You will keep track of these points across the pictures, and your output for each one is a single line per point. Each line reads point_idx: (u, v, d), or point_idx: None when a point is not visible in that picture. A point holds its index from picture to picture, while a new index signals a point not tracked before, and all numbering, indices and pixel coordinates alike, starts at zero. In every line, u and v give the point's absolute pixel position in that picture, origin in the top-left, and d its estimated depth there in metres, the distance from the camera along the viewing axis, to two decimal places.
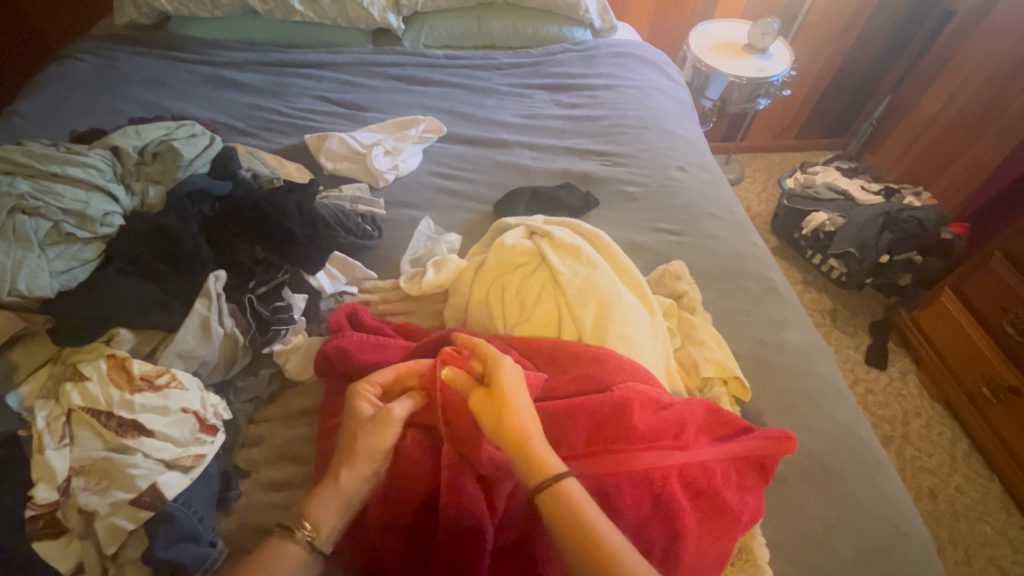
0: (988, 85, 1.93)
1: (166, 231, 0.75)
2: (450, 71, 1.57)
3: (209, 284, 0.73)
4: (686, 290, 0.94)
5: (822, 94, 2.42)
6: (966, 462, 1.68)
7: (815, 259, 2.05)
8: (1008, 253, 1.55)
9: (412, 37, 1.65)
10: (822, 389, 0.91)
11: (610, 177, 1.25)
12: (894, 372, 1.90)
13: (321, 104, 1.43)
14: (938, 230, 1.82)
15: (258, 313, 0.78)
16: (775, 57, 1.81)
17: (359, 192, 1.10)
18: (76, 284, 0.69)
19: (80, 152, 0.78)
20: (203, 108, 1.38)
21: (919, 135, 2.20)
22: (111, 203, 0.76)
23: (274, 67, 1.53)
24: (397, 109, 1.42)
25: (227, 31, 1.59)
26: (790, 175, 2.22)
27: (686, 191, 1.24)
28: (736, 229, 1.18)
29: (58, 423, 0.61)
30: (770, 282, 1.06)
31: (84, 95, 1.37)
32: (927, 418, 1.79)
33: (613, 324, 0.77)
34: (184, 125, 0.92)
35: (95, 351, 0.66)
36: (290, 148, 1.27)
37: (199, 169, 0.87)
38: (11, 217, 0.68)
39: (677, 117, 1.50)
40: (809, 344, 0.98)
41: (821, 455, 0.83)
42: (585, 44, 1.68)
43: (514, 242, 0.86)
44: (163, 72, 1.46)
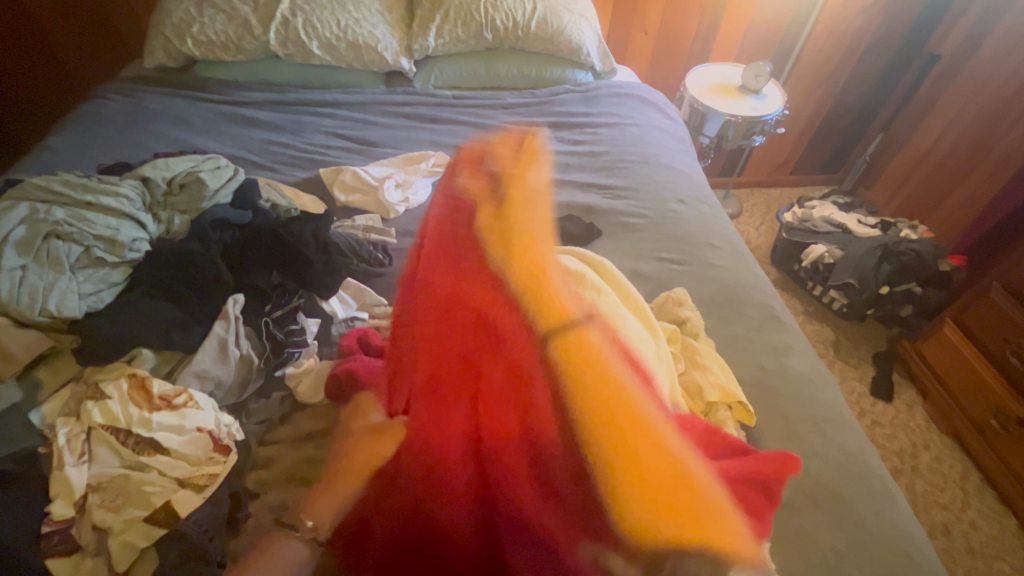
0: (974, 124, 2.01)
1: (190, 257, 0.79)
2: (459, 110, 1.65)
3: (228, 307, 0.76)
4: (689, 316, 0.96)
5: (816, 133, 2.51)
6: (979, 497, 1.65)
7: (816, 290, 2.07)
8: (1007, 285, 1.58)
9: (423, 78, 1.74)
10: (826, 415, 0.92)
11: (612, 209, 1.30)
12: (902, 405, 1.88)
13: (336, 140, 1.50)
14: (936, 262, 1.85)
15: (273, 336, 0.80)
16: (768, 98, 1.90)
17: (371, 223, 1.14)
18: (103, 306, 0.72)
19: (113, 183, 0.83)
20: (223, 144, 1.45)
21: (912, 172, 2.27)
22: (138, 230, 0.80)
23: (291, 106, 1.61)
24: (407, 146, 1.49)
25: (248, 72, 1.68)
26: (788, 209, 2.27)
27: (686, 223, 1.28)
28: (736, 259, 1.22)
29: (77, 440, 0.63)
30: (771, 310, 1.09)
31: (111, 131, 1.45)
32: (937, 450, 1.76)
33: None
34: (210, 158, 0.96)
35: (116, 370, 0.68)
36: (305, 181, 1.32)
37: (222, 199, 0.91)
38: (46, 242, 0.72)
39: (675, 153, 1.56)
40: (812, 371, 0.99)
41: (829, 481, 0.83)
42: (587, 85, 1.77)
43: None
44: (187, 110, 1.55)
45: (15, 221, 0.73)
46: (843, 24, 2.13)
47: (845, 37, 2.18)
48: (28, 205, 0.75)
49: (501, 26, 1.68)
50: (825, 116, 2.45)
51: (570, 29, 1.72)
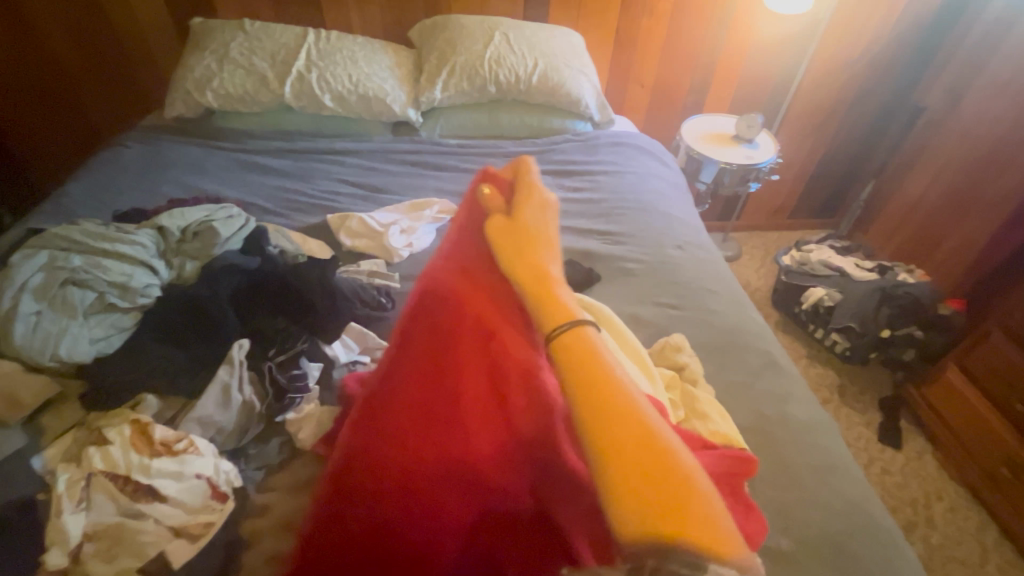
0: (962, 171, 2.06)
1: (198, 302, 0.81)
2: (463, 158, 1.72)
3: (232, 351, 0.77)
4: (688, 362, 0.97)
5: (810, 178, 2.57)
6: (996, 551, 1.59)
7: (817, 333, 2.07)
8: (1007, 330, 1.59)
9: (429, 128, 1.82)
10: (829, 465, 0.91)
11: (611, 254, 1.33)
12: (911, 452, 1.84)
13: (343, 186, 1.56)
14: (934, 306, 1.86)
15: (275, 380, 0.79)
16: (761, 146, 1.97)
17: (375, 268, 1.17)
18: (113, 350, 0.75)
19: (129, 232, 0.86)
20: (236, 190, 1.51)
21: (906, 216, 2.32)
22: (151, 276, 0.83)
23: (302, 154, 1.68)
24: (412, 192, 1.54)
25: (263, 122, 1.77)
26: (786, 252, 2.30)
27: (684, 268, 1.30)
28: (733, 304, 1.23)
29: (76, 487, 0.63)
30: (770, 356, 1.09)
31: (129, 178, 1.51)
32: (950, 501, 1.71)
33: None
34: (223, 208, 1.00)
35: (120, 416, 0.69)
36: (312, 226, 1.36)
37: (232, 246, 0.94)
38: (63, 288, 0.75)
39: (672, 199, 1.61)
40: (814, 419, 0.99)
41: (834, 534, 0.81)
42: (586, 135, 1.85)
43: None
44: (203, 158, 1.61)
45: (32, 268, 0.76)
46: (830, 78, 2.24)
47: (832, 91, 2.28)
48: (46, 253, 0.78)
49: (504, 81, 1.77)
50: (818, 163, 2.52)
51: (569, 83, 1.81)
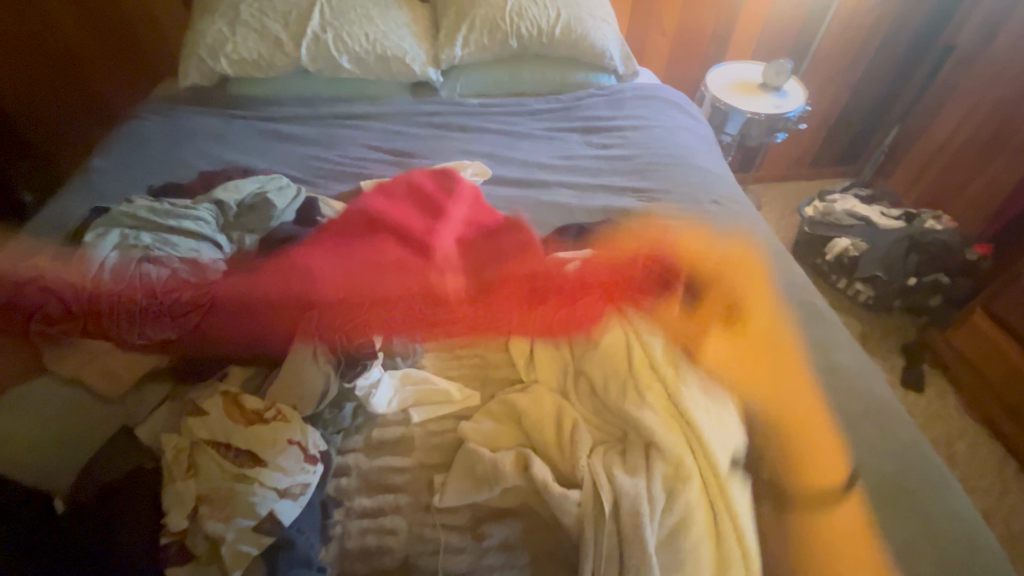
0: (996, 109, 2.03)
1: (262, 273, 0.81)
2: (488, 119, 1.69)
3: None
4: (739, 315, 0.97)
5: (833, 125, 2.53)
6: (1017, 484, 1.67)
7: (839, 282, 2.09)
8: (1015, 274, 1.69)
9: (449, 87, 1.77)
10: (882, 409, 0.94)
11: (648, 211, 1.33)
12: (933, 394, 1.89)
13: (370, 152, 1.54)
14: (963, 251, 1.87)
15: (346, 348, 0.81)
16: (790, 94, 1.91)
17: None
18: (191, 324, 0.75)
19: (190, 206, 0.85)
20: (263, 160, 1.49)
21: (930, 162, 2.30)
22: (215, 251, 0.83)
23: (323, 120, 1.65)
24: (442, 156, 1.53)
25: (280, 88, 1.71)
26: (809, 203, 2.25)
27: (723, 223, 1.30)
28: (775, 257, 1.24)
29: (182, 456, 0.65)
30: (815, 307, 1.11)
31: (155, 152, 1.47)
32: (972, 438, 1.78)
33: (681, 349, 0.81)
34: (273, 178, 0.97)
35: (211, 387, 0.71)
36: (346, 194, 1.36)
37: (287, 217, 0.93)
38: (138, 266, 0.74)
39: (704, 152, 1.59)
40: (863, 366, 1.01)
41: (892, 474, 0.85)
42: (610, 89, 1.81)
43: (576, 274, 0.95)
44: (224, 128, 1.58)
45: (107, 247, 0.75)
46: (859, 17, 2.16)
47: (860, 29, 2.20)
48: (118, 231, 0.77)
49: (525, 34, 1.70)
50: (840, 110, 2.47)
51: (593, 35, 1.75)
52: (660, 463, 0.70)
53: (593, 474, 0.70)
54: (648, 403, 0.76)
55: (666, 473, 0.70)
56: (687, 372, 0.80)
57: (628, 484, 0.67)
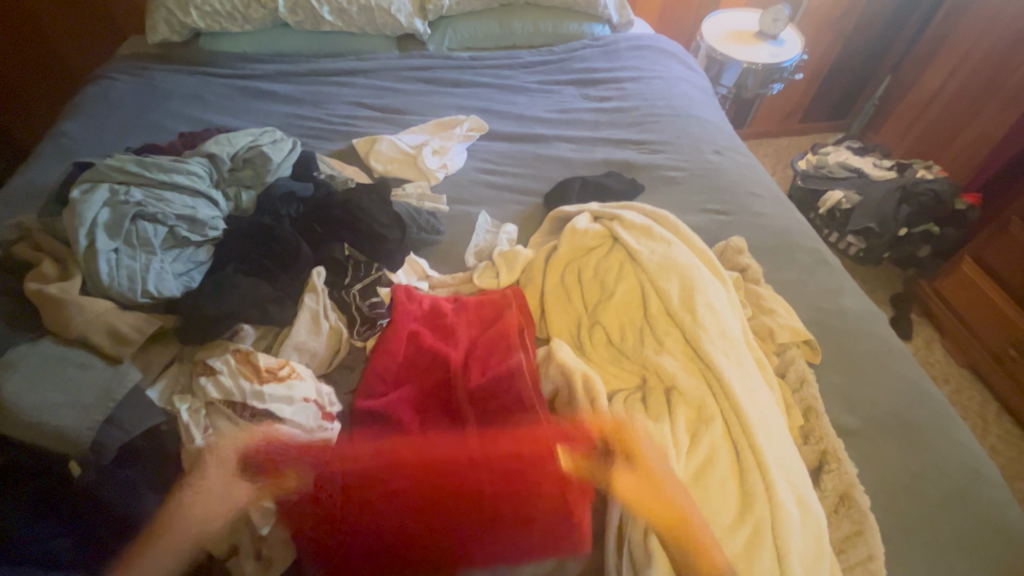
0: (989, 56, 2.02)
1: (266, 229, 0.77)
2: (480, 73, 1.62)
3: (314, 279, 0.76)
4: (750, 263, 0.97)
5: (825, 77, 2.50)
6: (996, 423, 1.75)
7: (832, 236, 2.11)
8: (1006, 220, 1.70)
9: (437, 40, 1.69)
10: (887, 349, 0.95)
11: (651, 164, 1.31)
12: (919, 342, 1.95)
13: (360, 110, 1.48)
14: (953, 200, 1.89)
15: (359, 308, 0.81)
16: (787, 43, 1.87)
17: (421, 191, 1.17)
18: (196, 284, 0.71)
19: (181, 160, 0.79)
20: (246, 120, 1.42)
21: (921, 112, 2.30)
22: (213, 208, 0.78)
23: (307, 77, 1.57)
24: (435, 112, 1.47)
25: (258, 44, 1.62)
26: (802, 157, 2.24)
27: (726, 173, 1.29)
28: (778, 205, 1.23)
29: (200, 416, 0.64)
30: (820, 254, 1.11)
31: (128, 115, 1.38)
32: (955, 383, 1.85)
33: (698, 294, 0.80)
34: (266, 131, 0.92)
35: (221, 346, 0.68)
36: (338, 153, 1.31)
37: (284, 172, 0.88)
38: (133, 224, 0.69)
39: (703, 103, 1.56)
40: (867, 309, 1.02)
41: (898, 409, 0.86)
42: (605, 39, 1.75)
43: (585, 226, 0.93)
44: (201, 87, 1.49)
45: (97, 203, 0.69)
46: None
47: None
48: (106, 187, 0.71)
49: None
50: (833, 62, 2.44)
51: None
52: (682, 407, 0.71)
53: (618, 423, 0.71)
54: (668, 349, 0.77)
55: (688, 417, 0.71)
56: (705, 316, 0.78)
57: (652, 428, 0.69)
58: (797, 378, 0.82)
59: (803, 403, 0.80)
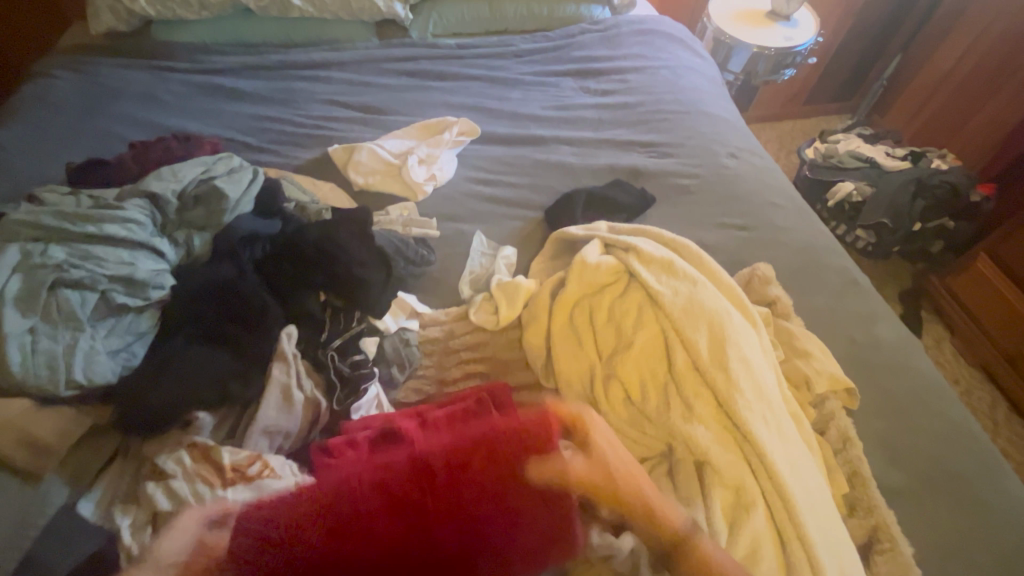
0: (1007, 35, 1.90)
1: (222, 286, 0.65)
2: (469, 63, 1.47)
3: (283, 344, 0.64)
4: (779, 295, 0.87)
5: (833, 58, 2.36)
6: (1008, 426, 1.70)
7: (839, 229, 2.00)
8: None
9: (420, 26, 1.53)
10: (930, 387, 0.86)
11: (660, 170, 1.18)
12: (929, 340, 1.88)
13: (335, 109, 1.32)
14: (968, 192, 1.79)
15: (338, 369, 0.69)
16: (801, 24, 1.73)
17: (407, 212, 1.04)
18: (138, 361, 0.60)
19: (116, 204, 0.67)
20: (206, 123, 1.26)
21: (932, 95, 2.18)
22: (157, 261, 0.66)
23: (275, 71, 1.40)
24: (419, 111, 1.32)
25: (218, 33, 1.44)
26: (810, 144, 2.12)
27: (743, 180, 1.17)
28: (801, 217, 1.12)
29: (144, 535, 0.52)
30: (850, 275, 1.01)
31: (71, 120, 1.22)
32: (966, 384, 1.79)
33: (730, 346, 0.70)
34: (221, 158, 0.79)
35: (173, 441, 0.58)
36: (311, 163, 1.17)
37: (245, 209, 0.75)
38: (53, 293, 0.58)
39: (713, 96, 1.42)
40: (904, 339, 0.92)
41: (945, 461, 0.78)
42: (605, 23, 1.59)
43: (597, 260, 0.82)
44: (153, 84, 1.32)
45: (6, 270, 0.58)
46: None
47: None
48: (18, 247, 0.60)
49: None
50: (842, 41, 2.31)
51: None
52: (718, 488, 0.62)
53: None
54: (698, 416, 0.67)
55: (725, 501, 0.62)
56: (740, 374, 0.68)
57: (685, 518, 0.60)
58: (839, 437, 0.74)
59: (848, 467, 0.71)
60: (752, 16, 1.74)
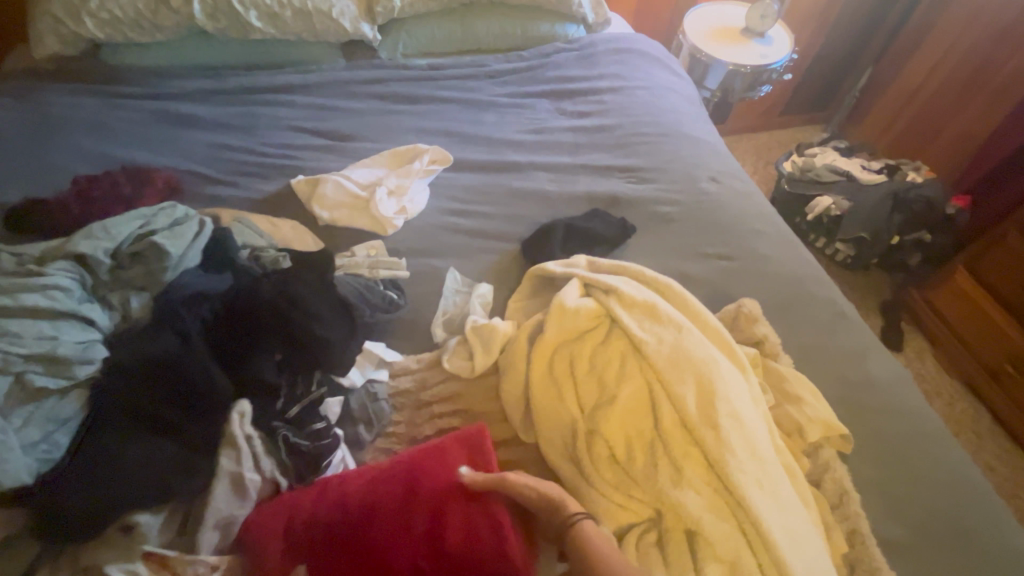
0: (974, 49, 1.93)
1: (161, 360, 0.59)
2: (441, 85, 1.42)
3: (233, 426, 0.60)
4: (766, 334, 0.84)
5: (807, 70, 2.38)
6: (990, 438, 1.71)
7: (819, 242, 2.00)
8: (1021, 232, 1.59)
9: (389, 47, 1.48)
10: (922, 426, 0.83)
11: (640, 197, 1.15)
12: (910, 353, 1.89)
13: (300, 136, 1.26)
14: (944, 206, 1.81)
15: (297, 447, 0.63)
16: (775, 41, 1.72)
17: (375, 252, 0.98)
18: (60, 454, 0.55)
19: (39, 270, 0.61)
20: (161, 155, 1.18)
21: (903, 107, 2.21)
22: (86, 331, 0.60)
23: (236, 96, 1.33)
24: (389, 137, 1.27)
25: (174, 56, 1.36)
26: (787, 158, 2.12)
27: (725, 206, 1.14)
28: (785, 244, 1.09)
29: None
30: (837, 306, 0.98)
31: (9, 154, 1.13)
32: (948, 397, 1.80)
33: (719, 401, 0.66)
34: (164, 209, 0.74)
35: (115, 548, 0.53)
36: (273, 197, 1.10)
37: (190, 264, 0.70)
38: None
39: (691, 117, 1.40)
40: (893, 374, 0.90)
41: (943, 508, 0.75)
42: (581, 42, 1.56)
43: (576, 304, 0.77)
44: (103, 112, 1.24)
45: None
46: None
47: None
48: None
49: None
50: (815, 54, 2.32)
51: None
52: (712, 563, 0.59)
53: None
54: (688, 481, 0.62)
55: None
56: (731, 433, 0.64)
57: None
58: (836, 491, 0.70)
59: (847, 524, 0.68)
60: (727, 33, 1.73)
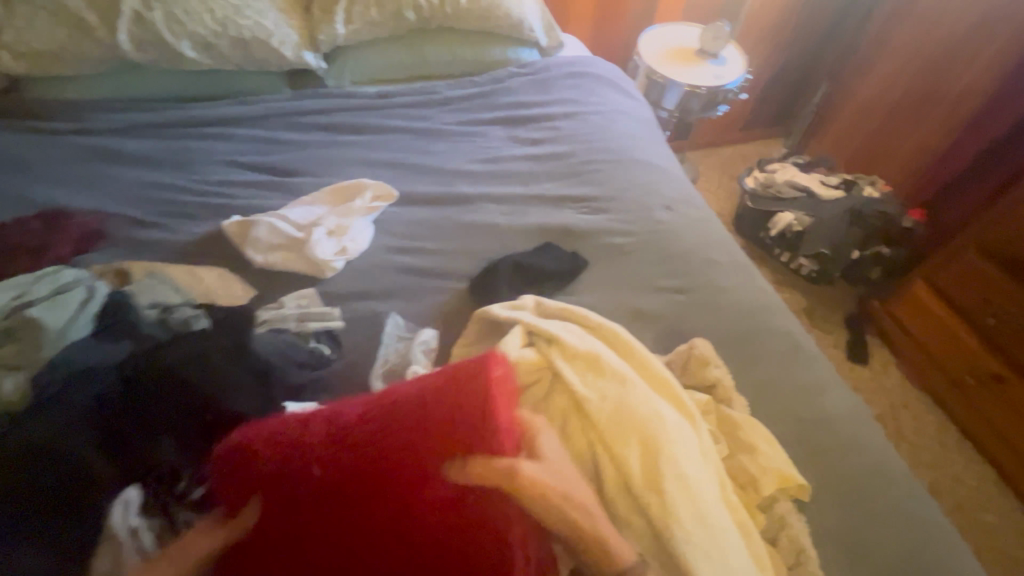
0: (923, 65, 1.97)
1: (31, 450, 0.56)
2: (390, 113, 1.37)
3: (113, 514, 0.56)
4: (719, 377, 0.80)
5: (765, 86, 2.40)
6: (957, 450, 1.71)
7: (784, 257, 2.00)
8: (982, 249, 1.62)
9: (336, 75, 1.43)
10: (881, 465, 0.80)
11: (593, 228, 1.11)
12: (876, 366, 1.89)
13: (238, 172, 1.19)
14: (901, 219, 1.82)
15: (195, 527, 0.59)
16: (729, 62, 1.72)
17: (304, 303, 0.92)
18: None
19: None
20: (84, 195, 1.10)
21: (858, 121, 2.24)
22: None
23: (171, 128, 1.26)
24: (333, 170, 1.21)
25: (103, 89, 1.29)
26: (749, 174, 2.13)
27: (680, 235, 1.11)
28: (740, 273, 1.07)
29: None
30: (793, 338, 0.96)
31: None
32: (914, 409, 1.80)
33: (666, 463, 0.62)
34: (46, 276, 0.70)
35: None
36: (204, 241, 1.03)
37: (76, 334, 0.64)
38: None
39: (646, 141, 1.38)
40: (851, 409, 0.87)
41: (904, 555, 0.72)
42: (534, 66, 1.53)
43: (518, 355, 0.71)
44: (21, 150, 1.15)
45: None
46: None
47: None
48: None
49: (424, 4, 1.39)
50: (772, 71, 2.35)
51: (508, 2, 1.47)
52: None
53: None
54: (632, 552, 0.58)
55: None
56: (676, 498, 0.60)
57: None
58: (791, 549, 0.67)
59: None
60: (682, 54, 1.73)
